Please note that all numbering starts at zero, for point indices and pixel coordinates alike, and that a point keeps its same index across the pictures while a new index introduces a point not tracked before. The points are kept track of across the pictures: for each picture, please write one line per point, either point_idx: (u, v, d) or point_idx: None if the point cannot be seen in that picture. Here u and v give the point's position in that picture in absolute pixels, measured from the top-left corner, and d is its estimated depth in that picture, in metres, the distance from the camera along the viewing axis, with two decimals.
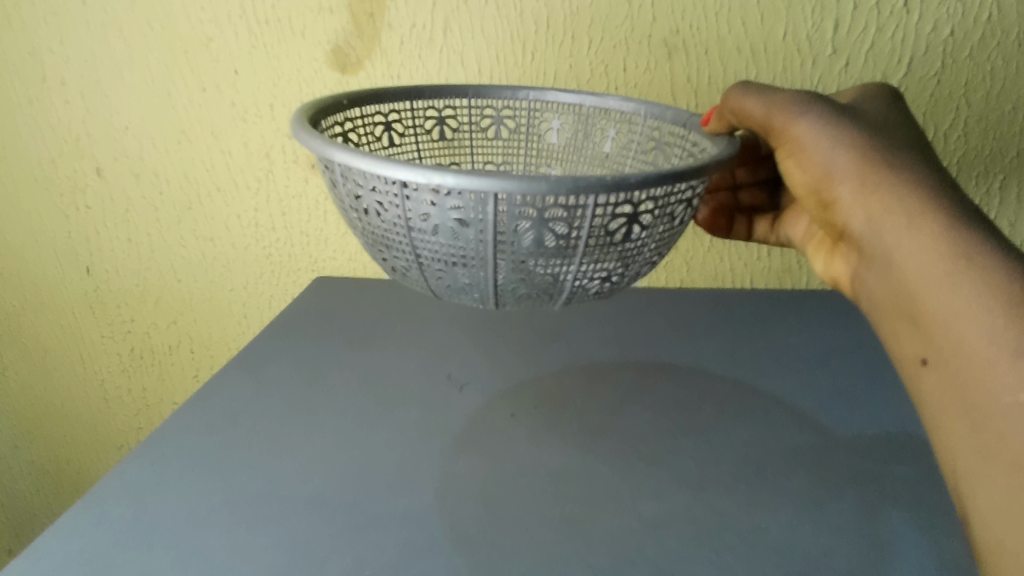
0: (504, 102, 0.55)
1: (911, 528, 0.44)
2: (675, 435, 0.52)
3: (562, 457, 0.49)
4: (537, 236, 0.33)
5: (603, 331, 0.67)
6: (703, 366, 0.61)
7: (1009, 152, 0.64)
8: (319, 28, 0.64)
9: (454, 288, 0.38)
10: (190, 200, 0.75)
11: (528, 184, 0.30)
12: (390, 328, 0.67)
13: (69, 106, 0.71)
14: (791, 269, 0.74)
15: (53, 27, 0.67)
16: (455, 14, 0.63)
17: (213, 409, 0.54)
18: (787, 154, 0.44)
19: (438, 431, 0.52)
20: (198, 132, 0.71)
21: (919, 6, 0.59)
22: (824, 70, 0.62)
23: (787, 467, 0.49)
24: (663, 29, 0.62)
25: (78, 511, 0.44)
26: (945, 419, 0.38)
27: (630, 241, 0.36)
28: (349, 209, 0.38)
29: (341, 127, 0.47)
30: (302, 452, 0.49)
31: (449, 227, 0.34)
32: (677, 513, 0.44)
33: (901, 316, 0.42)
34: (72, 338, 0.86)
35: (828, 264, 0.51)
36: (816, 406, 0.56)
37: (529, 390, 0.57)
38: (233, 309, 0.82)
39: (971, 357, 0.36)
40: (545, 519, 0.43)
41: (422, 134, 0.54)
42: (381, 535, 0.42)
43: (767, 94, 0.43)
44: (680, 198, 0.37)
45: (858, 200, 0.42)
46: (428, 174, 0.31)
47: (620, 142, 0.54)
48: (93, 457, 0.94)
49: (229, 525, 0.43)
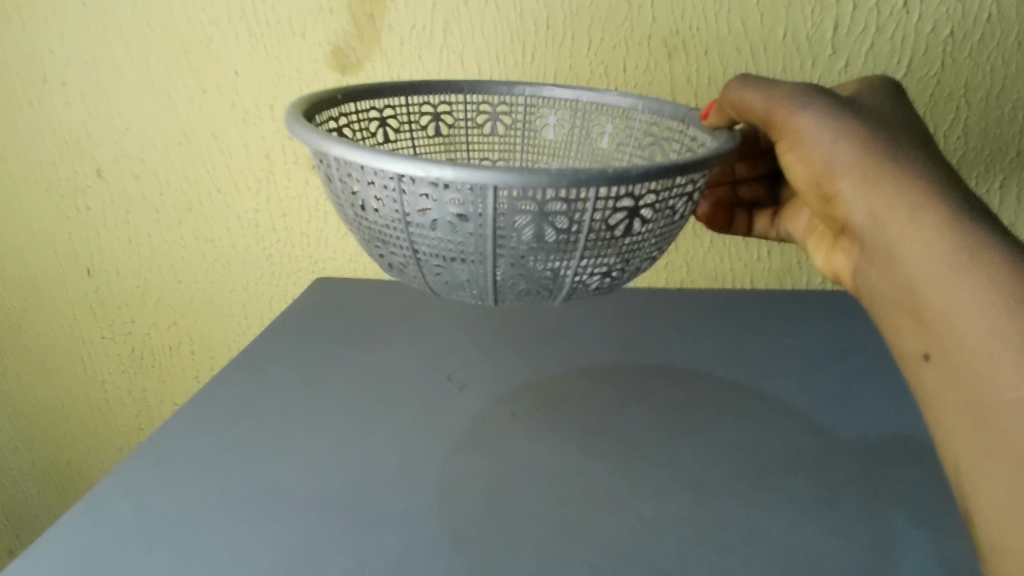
0: (499, 98, 0.54)
1: (913, 529, 0.43)
2: (675, 436, 0.51)
3: (562, 457, 0.49)
4: (537, 230, 0.33)
5: (603, 331, 0.67)
6: (703, 367, 0.61)
7: (1009, 151, 0.64)
8: (319, 29, 0.64)
9: (452, 285, 0.37)
10: (190, 200, 0.75)
11: (528, 177, 0.30)
12: (390, 329, 0.67)
13: (69, 107, 0.71)
14: (791, 269, 0.73)
15: (54, 28, 0.68)
16: (456, 14, 0.63)
17: (214, 409, 0.54)
18: (788, 147, 0.44)
19: (438, 431, 0.52)
20: (199, 133, 0.71)
21: (919, 7, 0.59)
22: (824, 70, 0.62)
23: (788, 467, 0.48)
24: (663, 29, 0.62)
25: (80, 509, 0.44)
26: (949, 414, 0.38)
27: (631, 235, 0.36)
28: (345, 204, 0.38)
29: (336, 122, 0.47)
30: (302, 452, 0.49)
31: (448, 222, 0.33)
32: (678, 513, 0.44)
33: (902, 310, 0.41)
34: (72, 339, 0.86)
35: (829, 259, 0.51)
36: (817, 407, 0.55)
37: (530, 391, 0.57)
38: (232, 309, 0.82)
39: (971, 352, 0.36)
40: (545, 519, 0.43)
41: (417, 130, 0.54)
42: (380, 535, 0.42)
43: (767, 85, 0.43)
44: (680, 192, 0.37)
45: (858, 192, 0.42)
46: (427, 167, 0.31)
47: (617, 137, 0.54)
48: (93, 458, 0.94)
49: (230, 524, 0.43)
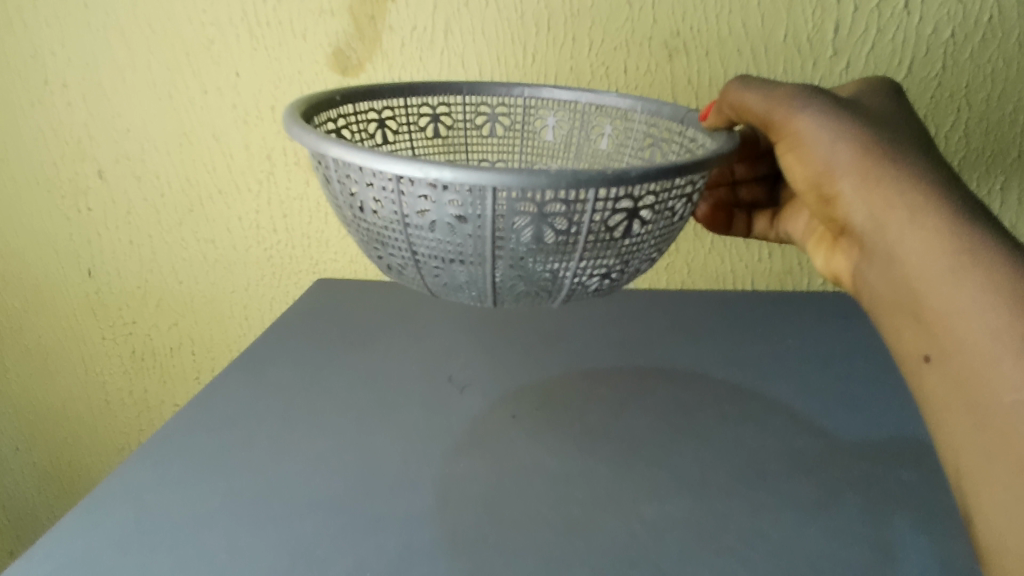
0: (498, 99, 0.54)
1: (913, 531, 0.43)
2: (675, 437, 0.51)
3: (562, 458, 0.49)
4: (537, 232, 0.33)
5: (604, 332, 0.67)
6: (703, 368, 0.61)
7: (1010, 153, 0.64)
8: (320, 31, 0.65)
9: (451, 286, 0.37)
10: (192, 202, 0.75)
11: (527, 178, 0.30)
12: (390, 330, 0.67)
13: (71, 108, 0.72)
14: (791, 270, 0.73)
15: (56, 30, 0.68)
16: (456, 16, 0.63)
17: (214, 410, 0.54)
18: (788, 148, 0.44)
19: (438, 432, 0.52)
20: (200, 134, 0.71)
21: (920, 8, 0.59)
22: (824, 72, 0.62)
23: (788, 468, 0.48)
24: (663, 30, 0.62)
25: (80, 511, 0.44)
26: (949, 416, 0.38)
27: (630, 237, 0.36)
28: (344, 205, 0.38)
29: (335, 123, 0.47)
30: (302, 453, 0.49)
31: (447, 223, 0.33)
32: (678, 515, 0.44)
33: (903, 312, 0.41)
34: (73, 340, 0.86)
35: (829, 260, 0.50)
36: (817, 408, 0.55)
37: (530, 392, 0.57)
38: (233, 311, 0.82)
39: (972, 354, 0.36)
40: (546, 521, 0.43)
41: (416, 131, 0.54)
42: (381, 536, 0.42)
43: (766, 87, 0.43)
44: (680, 193, 0.37)
45: (858, 193, 0.42)
46: (425, 168, 0.31)
47: (616, 138, 0.54)
48: (94, 459, 0.94)
49: (230, 525, 0.43)
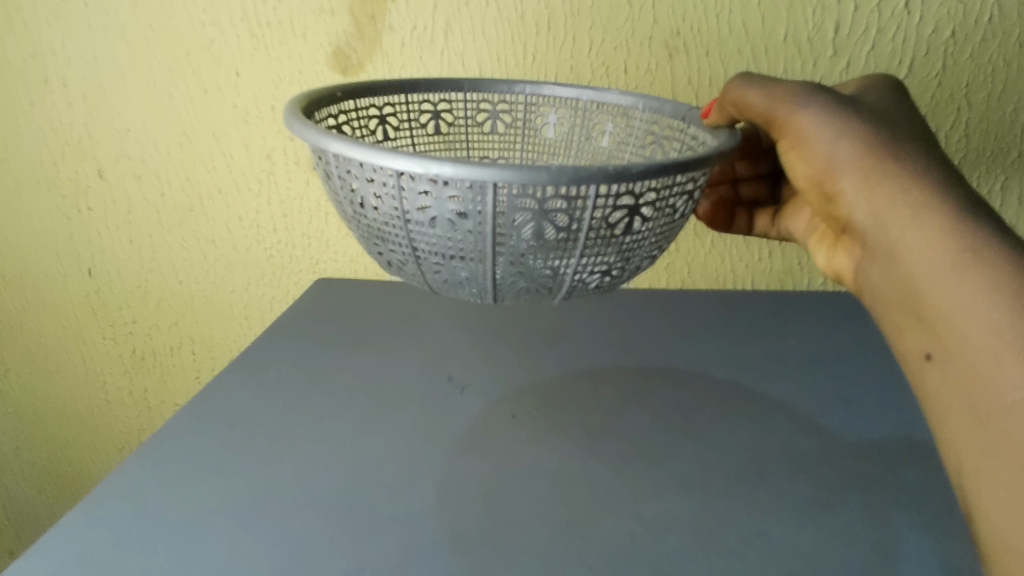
0: (499, 96, 0.55)
1: (914, 530, 0.43)
2: (675, 436, 0.51)
3: (563, 458, 0.49)
4: (537, 228, 0.33)
5: (604, 332, 0.67)
6: (703, 367, 0.61)
7: (1011, 152, 0.64)
8: (320, 30, 0.65)
9: (451, 283, 0.37)
10: (192, 201, 0.75)
11: (527, 174, 0.30)
12: (390, 330, 0.67)
13: (71, 108, 0.72)
14: (792, 270, 0.73)
15: (56, 29, 0.68)
16: (456, 15, 0.63)
17: (214, 409, 0.54)
18: (789, 146, 0.44)
19: (439, 432, 0.52)
20: (200, 134, 0.71)
21: (920, 7, 0.59)
22: (825, 71, 0.62)
23: (789, 467, 0.48)
24: (664, 30, 0.62)
25: (79, 511, 0.44)
26: (949, 414, 0.38)
27: (631, 234, 0.36)
28: (344, 201, 0.38)
29: (336, 119, 0.47)
30: (302, 452, 0.49)
31: (447, 219, 0.33)
32: (679, 514, 0.44)
33: (904, 310, 0.41)
34: (73, 339, 0.86)
35: (830, 258, 0.50)
36: (818, 408, 0.55)
37: (530, 391, 0.57)
38: (233, 310, 0.82)
39: (972, 352, 0.36)
40: (546, 520, 0.43)
41: (417, 128, 0.54)
42: (380, 536, 0.42)
43: (768, 84, 0.43)
44: (680, 190, 0.37)
45: (859, 192, 0.41)
46: (426, 164, 0.31)
47: (617, 136, 0.54)
48: (93, 458, 0.94)
49: (230, 525, 0.43)
